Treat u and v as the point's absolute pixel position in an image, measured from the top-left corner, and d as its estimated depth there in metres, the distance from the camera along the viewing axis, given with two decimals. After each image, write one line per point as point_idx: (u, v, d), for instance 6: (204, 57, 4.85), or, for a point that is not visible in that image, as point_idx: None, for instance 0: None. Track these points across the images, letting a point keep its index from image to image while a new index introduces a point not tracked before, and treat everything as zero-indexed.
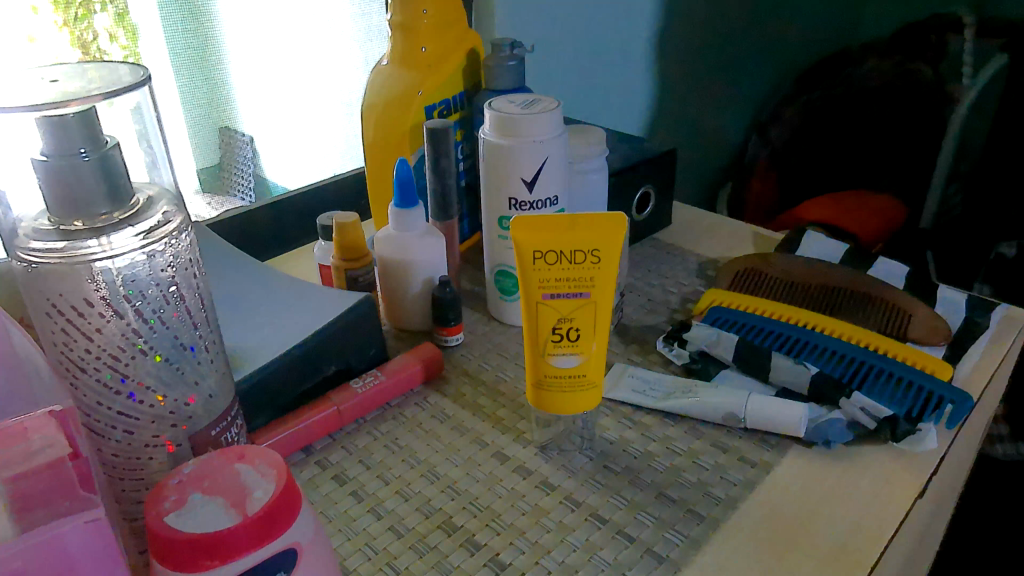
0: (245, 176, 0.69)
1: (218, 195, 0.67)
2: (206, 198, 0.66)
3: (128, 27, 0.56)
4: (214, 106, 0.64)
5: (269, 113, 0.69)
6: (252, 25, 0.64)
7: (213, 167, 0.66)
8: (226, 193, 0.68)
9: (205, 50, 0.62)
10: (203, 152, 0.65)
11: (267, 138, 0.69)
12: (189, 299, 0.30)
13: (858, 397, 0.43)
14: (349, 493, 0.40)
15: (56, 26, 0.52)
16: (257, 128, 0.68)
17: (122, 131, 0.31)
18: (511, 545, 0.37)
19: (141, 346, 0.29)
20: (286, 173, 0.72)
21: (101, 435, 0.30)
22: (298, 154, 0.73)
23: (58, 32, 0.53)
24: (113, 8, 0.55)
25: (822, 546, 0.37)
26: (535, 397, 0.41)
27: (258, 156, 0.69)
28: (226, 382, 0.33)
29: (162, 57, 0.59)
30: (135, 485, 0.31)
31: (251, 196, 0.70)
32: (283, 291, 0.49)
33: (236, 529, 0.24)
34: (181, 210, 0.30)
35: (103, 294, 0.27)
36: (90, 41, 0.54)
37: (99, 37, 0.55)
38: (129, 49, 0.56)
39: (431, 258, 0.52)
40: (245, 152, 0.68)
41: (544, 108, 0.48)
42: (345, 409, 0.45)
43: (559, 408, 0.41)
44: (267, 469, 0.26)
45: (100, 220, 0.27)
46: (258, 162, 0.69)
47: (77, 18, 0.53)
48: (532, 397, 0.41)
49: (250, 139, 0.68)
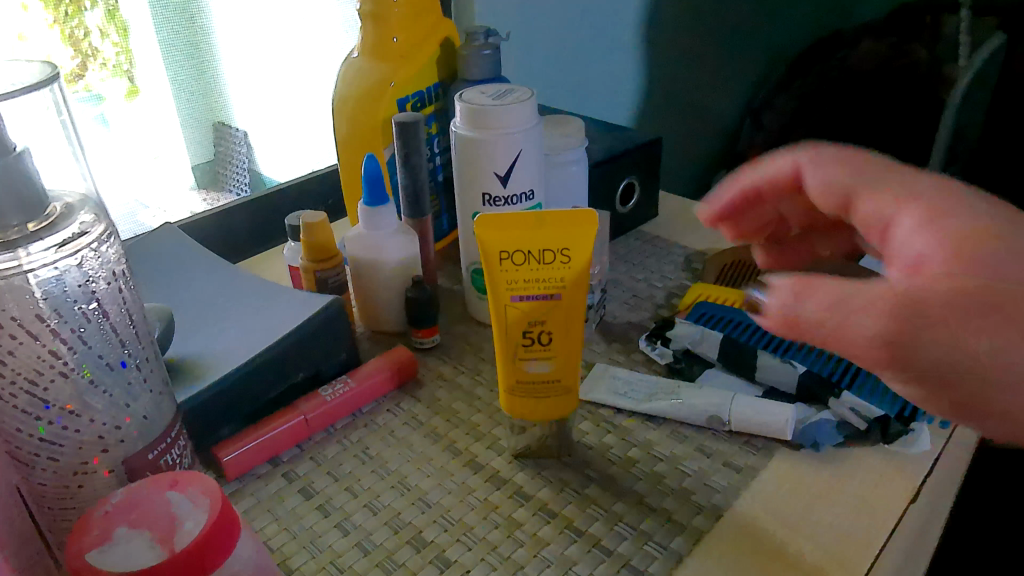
0: (240, 168, 0.67)
1: (212, 191, 0.65)
2: (201, 193, 0.65)
3: (119, 23, 0.54)
4: (204, 102, 0.62)
5: (261, 107, 0.66)
6: (242, 18, 0.63)
7: (207, 162, 0.65)
8: (221, 187, 0.66)
9: (194, 47, 0.60)
10: (197, 147, 0.63)
11: (260, 133, 0.67)
12: (114, 315, 0.28)
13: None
14: (316, 507, 0.39)
15: (47, 23, 0.51)
16: (250, 122, 0.66)
17: (38, 138, 0.30)
18: (481, 561, 0.35)
19: (61, 369, 0.27)
20: (278, 166, 0.69)
21: (26, 464, 0.28)
22: (290, 146, 0.70)
23: (49, 29, 0.51)
24: (104, 5, 0.53)
25: (808, 558, 0.35)
26: (510, 403, 0.39)
27: (252, 151, 0.67)
28: (165, 401, 0.31)
29: (153, 52, 0.57)
30: (67, 513, 0.29)
31: (245, 190, 0.67)
32: (247, 296, 0.47)
33: (165, 564, 0.22)
34: (104, 217, 0.28)
35: (14, 315, 0.25)
36: (81, 38, 0.53)
37: (91, 34, 0.53)
38: (121, 45, 0.55)
39: (402, 257, 0.50)
40: (240, 149, 0.66)
41: (517, 99, 0.46)
42: (313, 419, 0.43)
43: (538, 414, 0.39)
44: (201, 498, 0.25)
45: (12, 233, 0.25)
46: (253, 157, 0.67)
47: (67, 15, 0.51)
48: (507, 403, 0.39)
49: (244, 134, 0.66)
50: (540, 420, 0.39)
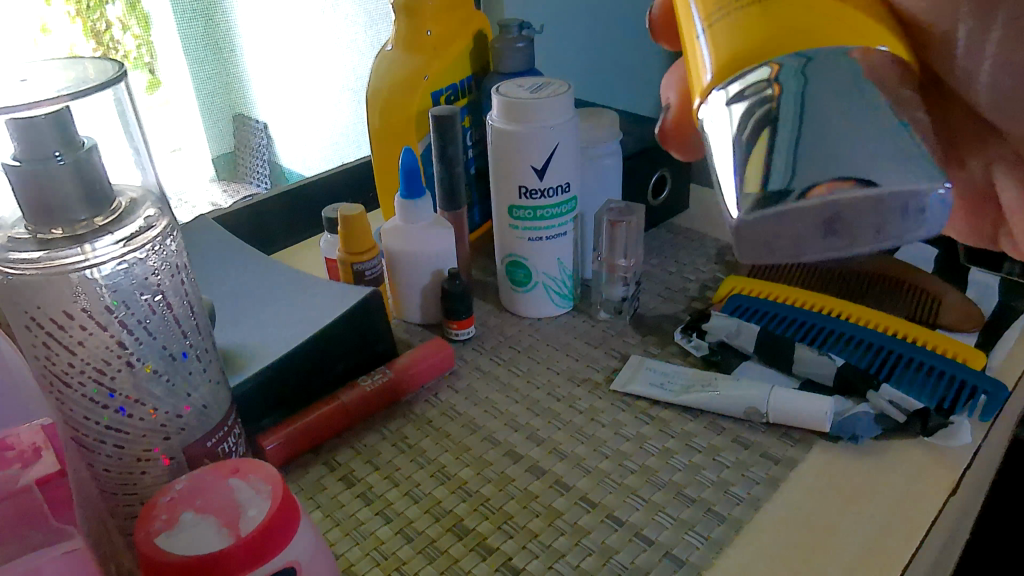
0: (261, 164, 0.68)
1: (234, 183, 0.66)
2: (222, 185, 0.66)
3: (140, 16, 0.55)
4: (229, 94, 0.63)
5: (284, 100, 0.67)
6: (263, 13, 0.63)
7: (228, 154, 0.65)
8: (242, 180, 0.67)
9: (218, 44, 0.61)
10: (217, 139, 0.64)
11: (281, 125, 0.68)
12: (177, 306, 0.29)
13: (806, 181, 0.18)
14: (357, 495, 0.39)
15: (69, 17, 0.52)
16: (272, 115, 0.67)
17: (102, 134, 0.31)
18: (523, 549, 0.36)
19: (127, 359, 0.28)
20: (303, 160, 0.71)
21: (91, 451, 0.29)
22: (316, 139, 0.71)
23: (71, 23, 0.52)
24: None
25: (849, 550, 0.35)
26: (731, 37, 0.21)
27: (272, 142, 0.68)
28: (221, 392, 0.32)
29: (174, 44, 0.58)
30: (129, 499, 0.30)
31: (267, 183, 0.69)
32: (284, 287, 0.48)
33: (230, 549, 0.23)
34: (165, 212, 0.29)
35: (84, 306, 0.26)
36: (103, 30, 0.54)
37: (111, 26, 0.54)
38: (142, 38, 0.56)
39: (436, 249, 0.51)
40: (261, 139, 0.67)
41: (554, 92, 0.47)
42: (353, 409, 0.44)
43: (801, 37, 0.20)
44: (262, 485, 0.25)
45: (79, 227, 0.26)
46: (274, 149, 0.68)
47: (89, 8, 0.53)
48: (716, 55, 0.21)
49: (265, 125, 0.67)
50: (815, 57, 0.19)
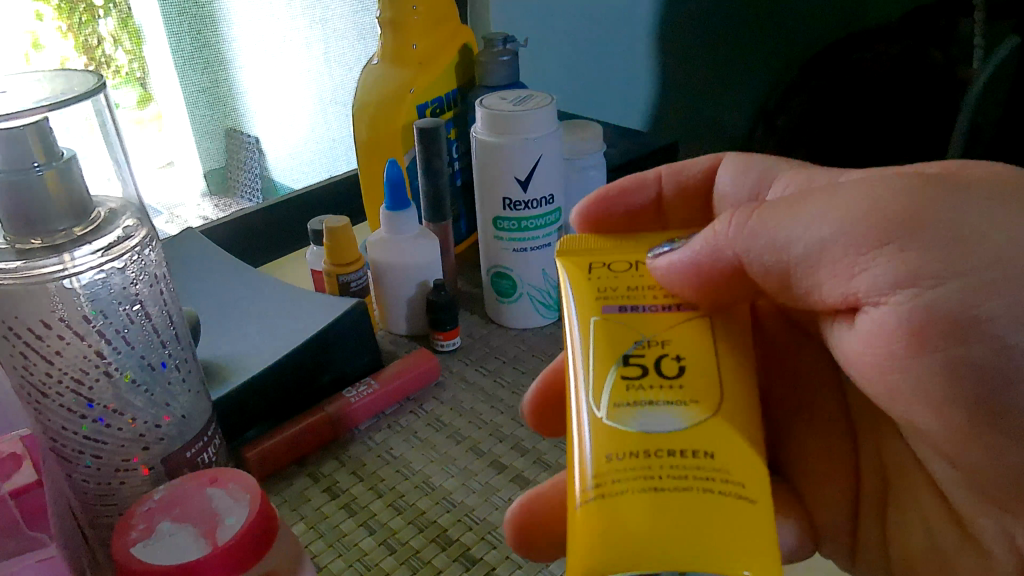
0: (250, 176, 0.68)
1: (224, 198, 0.66)
2: (213, 199, 0.65)
3: (131, 31, 0.56)
4: (218, 108, 0.63)
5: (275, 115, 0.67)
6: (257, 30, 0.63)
7: (219, 168, 0.65)
8: (233, 195, 0.67)
9: (208, 59, 0.61)
10: (207, 153, 0.64)
11: (270, 138, 0.68)
12: (156, 317, 0.29)
13: None
14: (341, 506, 0.39)
15: (61, 32, 0.52)
16: (263, 130, 0.67)
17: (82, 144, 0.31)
18: (506, 560, 0.36)
19: (105, 369, 0.28)
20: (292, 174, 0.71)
21: (69, 461, 0.29)
22: (306, 153, 0.72)
23: (63, 38, 0.52)
24: (117, 14, 0.54)
25: None
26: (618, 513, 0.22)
27: (264, 156, 0.69)
28: (202, 402, 0.32)
29: (166, 61, 0.58)
30: (108, 511, 0.30)
31: (257, 197, 0.69)
32: (269, 299, 0.48)
33: (204, 558, 0.23)
34: (145, 222, 0.30)
35: (62, 315, 0.26)
36: (94, 46, 0.54)
37: (103, 42, 0.55)
38: (133, 53, 0.56)
39: (422, 260, 0.51)
40: (249, 153, 0.67)
41: (536, 105, 0.47)
42: (338, 421, 0.44)
43: (685, 554, 0.21)
44: (241, 493, 0.25)
45: (58, 237, 0.27)
46: (263, 164, 0.69)
47: (80, 24, 0.53)
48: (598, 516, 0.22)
49: (255, 140, 0.67)
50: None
